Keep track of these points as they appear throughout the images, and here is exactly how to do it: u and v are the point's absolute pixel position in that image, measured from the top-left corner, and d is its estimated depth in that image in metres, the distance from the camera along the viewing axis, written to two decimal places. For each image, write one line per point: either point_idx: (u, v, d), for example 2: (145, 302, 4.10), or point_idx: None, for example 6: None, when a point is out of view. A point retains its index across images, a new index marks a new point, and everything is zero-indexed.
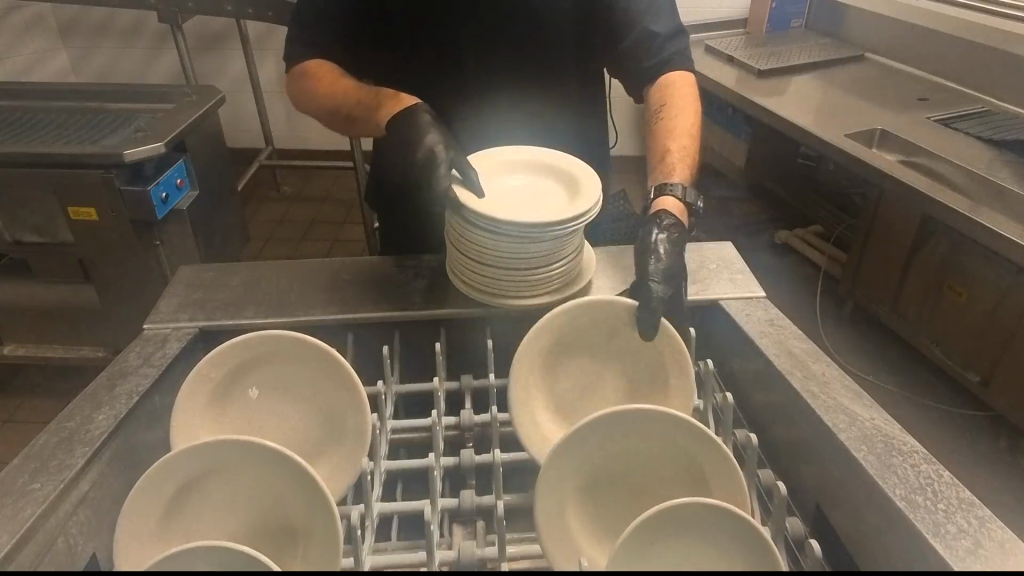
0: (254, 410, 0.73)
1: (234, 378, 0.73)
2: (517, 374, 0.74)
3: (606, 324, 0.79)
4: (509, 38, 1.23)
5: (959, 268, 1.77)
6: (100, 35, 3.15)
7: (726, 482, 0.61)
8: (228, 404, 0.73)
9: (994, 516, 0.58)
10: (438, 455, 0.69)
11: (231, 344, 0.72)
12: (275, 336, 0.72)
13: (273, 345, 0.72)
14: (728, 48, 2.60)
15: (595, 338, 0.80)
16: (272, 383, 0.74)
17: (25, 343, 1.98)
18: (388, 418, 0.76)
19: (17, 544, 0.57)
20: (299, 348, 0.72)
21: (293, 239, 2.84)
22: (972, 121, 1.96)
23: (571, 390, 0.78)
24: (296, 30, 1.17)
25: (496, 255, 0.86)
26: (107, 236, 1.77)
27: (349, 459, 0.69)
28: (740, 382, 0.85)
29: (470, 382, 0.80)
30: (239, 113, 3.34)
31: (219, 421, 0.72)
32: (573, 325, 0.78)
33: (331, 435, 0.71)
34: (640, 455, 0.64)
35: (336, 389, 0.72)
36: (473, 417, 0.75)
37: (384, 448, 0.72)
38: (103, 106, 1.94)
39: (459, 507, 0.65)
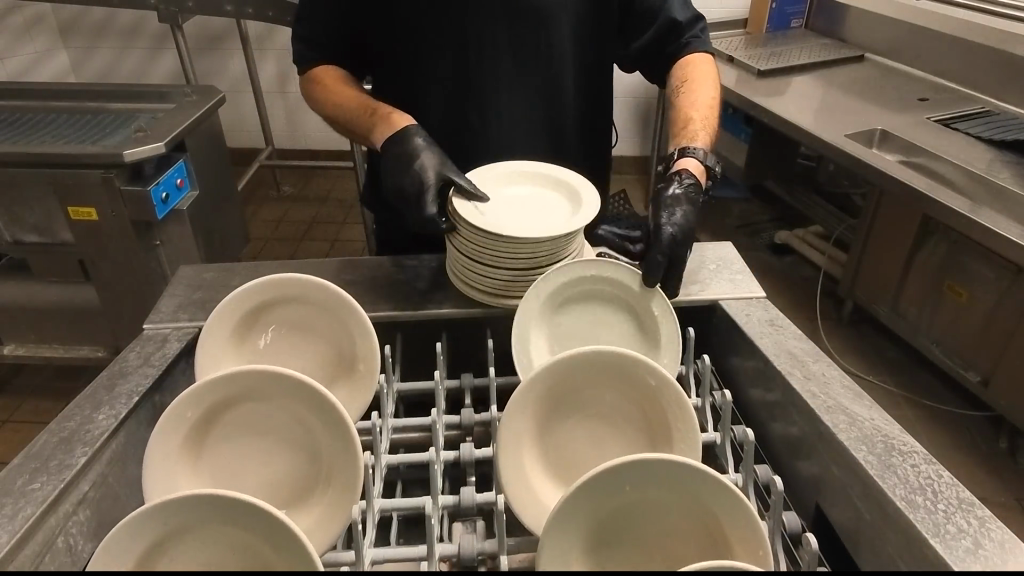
0: (227, 453, 0.67)
1: (211, 418, 0.66)
2: (512, 429, 0.67)
3: (617, 373, 0.70)
4: (518, 37, 1.14)
5: (960, 269, 1.77)
6: (100, 35, 3.15)
7: (749, 539, 0.55)
8: (210, 438, 0.67)
9: (993, 516, 0.58)
10: (435, 498, 0.65)
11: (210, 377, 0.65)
12: (260, 371, 0.64)
13: (253, 381, 0.65)
14: (728, 48, 2.61)
15: (601, 386, 0.70)
16: (248, 421, 0.67)
17: (25, 343, 1.98)
18: (382, 454, 0.71)
19: (16, 546, 0.57)
20: (283, 383, 0.65)
21: (294, 239, 2.84)
22: (971, 121, 1.96)
23: (573, 447, 0.70)
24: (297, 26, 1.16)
25: (501, 261, 0.86)
26: (106, 236, 1.76)
27: (337, 508, 0.63)
28: (741, 383, 0.85)
29: (472, 418, 0.76)
30: (239, 113, 3.35)
31: (197, 464, 0.66)
32: (581, 374, 0.70)
33: (316, 477, 0.66)
34: (656, 505, 0.57)
35: (320, 426, 0.65)
36: (473, 451, 0.71)
37: (377, 487, 0.68)
38: (105, 106, 1.95)
39: (460, 555, 0.61)
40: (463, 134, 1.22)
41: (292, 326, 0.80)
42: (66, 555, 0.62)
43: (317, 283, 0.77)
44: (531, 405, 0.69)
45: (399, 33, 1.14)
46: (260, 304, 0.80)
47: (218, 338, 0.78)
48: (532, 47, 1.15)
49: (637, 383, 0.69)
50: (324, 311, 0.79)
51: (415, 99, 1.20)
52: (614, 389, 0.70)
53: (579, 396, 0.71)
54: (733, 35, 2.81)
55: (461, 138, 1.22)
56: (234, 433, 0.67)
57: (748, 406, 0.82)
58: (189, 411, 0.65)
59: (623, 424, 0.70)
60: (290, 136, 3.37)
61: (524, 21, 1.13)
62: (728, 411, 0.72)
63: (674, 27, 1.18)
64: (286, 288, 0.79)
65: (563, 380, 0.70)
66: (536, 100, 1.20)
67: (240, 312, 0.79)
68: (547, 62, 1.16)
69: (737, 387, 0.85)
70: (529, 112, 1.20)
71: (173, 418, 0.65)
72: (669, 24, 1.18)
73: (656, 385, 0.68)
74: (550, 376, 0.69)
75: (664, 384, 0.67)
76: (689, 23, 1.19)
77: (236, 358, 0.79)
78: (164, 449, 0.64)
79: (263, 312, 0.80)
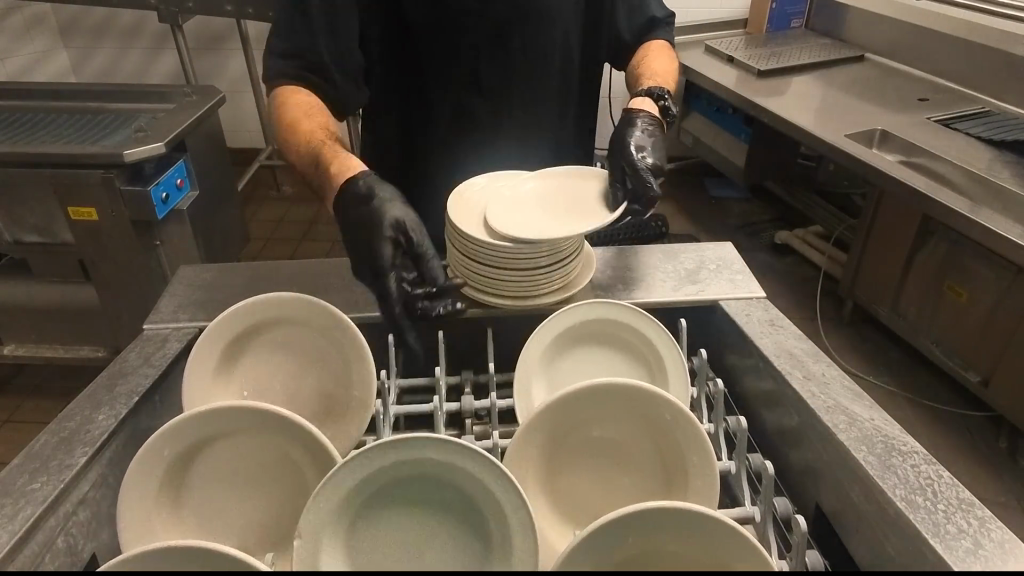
0: (204, 491, 0.65)
1: (189, 457, 0.64)
2: (517, 466, 0.66)
3: (633, 409, 0.68)
4: (523, 41, 1.15)
5: (960, 269, 1.76)
6: (100, 35, 3.16)
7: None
8: (188, 479, 0.64)
9: (993, 516, 0.58)
10: None
11: (189, 415, 0.62)
12: (247, 409, 0.62)
13: (238, 419, 0.63)
14: (728, 48, 2.61)
15: (613, 422, 0.69)
16: (229, 456, 0.65)
17: (25, 343, 1.98)
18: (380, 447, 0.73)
19: (17, 546, 0.57)
20: (270, 419, 0.63)
21: (294, 239, 2.84)
22: (971, 121, 1.96)
23: (579, 485, 0.69)
24: None
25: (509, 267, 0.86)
26: (106, 236, 1.76)
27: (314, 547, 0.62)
28: (740, 380, 0.85)
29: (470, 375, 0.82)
30: (239, 113, 3.35)
31: (178, 506, 0.64)
32: (591, 409, 0.68)
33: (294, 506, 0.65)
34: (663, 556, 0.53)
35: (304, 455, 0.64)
36: (473, 402, 0.78)
37: None
38: (105, 106, 1.95)
39: None
40: (473, 133, 1.22)
41: (275, 339, 0.79)
42: (66, 555, 0.62)
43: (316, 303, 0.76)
44: (541, 438, 0.68)
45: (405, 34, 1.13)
46: (251, 325, 0.78)
47: (204, 363, 0.75)
48: (540, 49, 1.16)
49: (651, 417, 0.67)
50: (321, 334, 0.77)
51: (416, 100, 1.20)
52: (625, 424, 0.68)
53: (590, 431, 0.69)
54: (733, 35, 2.81)
55: (460, 138, 1.23)
56: (221, 471, 0.65)
57: (748, 404, 0.83)
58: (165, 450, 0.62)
59: (636, 461, 0.68)
60: None
61: (532, 25, 1.14)
62: (743, 440, 0.70)
63: (651, 22, 1.25)
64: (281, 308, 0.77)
65: (574, 415, 0.68)
66: (539, 101, 1.21)
67: (229, 332, 0.77)
68: (553, 63, 1.19)
69: (738, 387, 0.85)
70: (539, 113, 1.22)
71: (149, 458, 0.62)
72: (649, 18, 1.24)
73: (672, 420, 0.65)
74: (560, 411, 0.68)
75: (683, 417, 0.64)
76: (664, 19, 1.26)
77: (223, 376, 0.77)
78: (138, 493, 0.61)
79: (250, 332, 0.79)
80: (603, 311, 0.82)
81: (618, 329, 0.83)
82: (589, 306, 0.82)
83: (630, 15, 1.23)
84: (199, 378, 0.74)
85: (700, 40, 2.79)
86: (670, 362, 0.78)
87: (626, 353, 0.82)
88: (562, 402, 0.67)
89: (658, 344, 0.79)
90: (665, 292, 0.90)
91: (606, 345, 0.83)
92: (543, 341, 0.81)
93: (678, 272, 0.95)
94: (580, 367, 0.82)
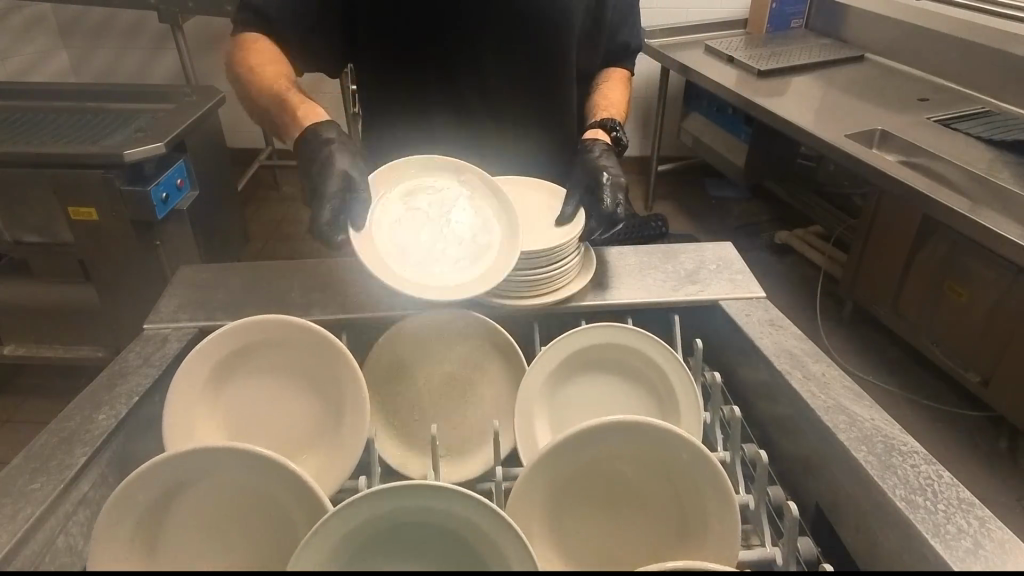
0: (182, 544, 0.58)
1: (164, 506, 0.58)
2: (518, 512, 0.62)
3: (644, 449, 0.63)
4: (524, 40, 1.17)
5: (959, 270, 1.76)
6: (101, 35, 3.16)
7: None
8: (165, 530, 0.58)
9: (993, 516, 0.58)
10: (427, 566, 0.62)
11: (179, 451, 0.57)
12: (242, 450, 0.57)
13: (212, 459, 0.58)
14: (728, 48, 2.62)
15: (623, 464, 0.64)
16: (206, 504, 0.60)
17: (25, 343, 1.97)
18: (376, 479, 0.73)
19: (16, 546, 0.57)
20: (259, 463, 0.58)
21: (294, 239, 2.85)
22: (971, 121, 1.96)
23: (588, 530, 0.63)
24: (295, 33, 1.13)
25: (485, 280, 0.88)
26: (107, 235, 1.76)
27: None
28: (737, 376, 0.85)
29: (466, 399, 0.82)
30: (239, 113, 3.35)
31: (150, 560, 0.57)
32: (598, 449, 0.63)
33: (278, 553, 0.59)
34: None
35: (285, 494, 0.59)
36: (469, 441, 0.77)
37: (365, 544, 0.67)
38: (105, 105, 1.94)
39: None
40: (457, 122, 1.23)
41: (261, 372, 0.77)
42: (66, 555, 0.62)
43: (319, 332, 0.74)
44: (547, 482, 0.64)
45: (402, 19, 1.11)
46: (243, 347, 0.76)
47: (188, 388, 0.72)
48: (530, 50, 1.18)
49: (660, 457, 0.63)
50: (320, 362, 0.76)
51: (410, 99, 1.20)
52: (636, 466, 0.64)
53: (598, 473, 0.64)
54: (734, 35, 2.81)
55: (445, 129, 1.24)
56: (198, 517, 0.59)
57: (746, 402, 0.83)
58: (142, 491, 0.57)
59: (649, 502, 0.63)
60: None
61: (525, 27, 1.16)
62: (762, 473, 0.65)
63: (622, 49, 1.26)
64: (279, 330, 0.76)
65: (581, 456, 0.63)
66: (536, 100, 1.23)
67: (217, 355, 0.74)
68: (542, 65, 1.20)
69: (738, 386, 0.85)
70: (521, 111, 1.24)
71: (126, 494, 0.56)
72: (623, 44, 1.25)
73: (688, 460, 0.61)
74: (566, 452, 0.63)
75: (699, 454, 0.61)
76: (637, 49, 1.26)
77: (206, 411, 0.74)
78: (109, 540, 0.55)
79: (232, 366, 0.76)
80: (612, 334, 0.80)
81: (625, 355, 0.81)
82: (588, 330, 0.80)
83: (612, 38, 1.25)
84: (182, 409, 0.71)
85: (700, 40, 2.80)
86: (681, 388, 0.76)
87: (636, 381, 0.80)
88: (566, 443, 0.63)
89: (669, 373, 0.78)
90: (664, 293, 0.90)
91: (615, 372, 0.81)
92: (544, 368, 0.78)
93: (678, 272, 0.95)
94: (586, 393, 0.81)
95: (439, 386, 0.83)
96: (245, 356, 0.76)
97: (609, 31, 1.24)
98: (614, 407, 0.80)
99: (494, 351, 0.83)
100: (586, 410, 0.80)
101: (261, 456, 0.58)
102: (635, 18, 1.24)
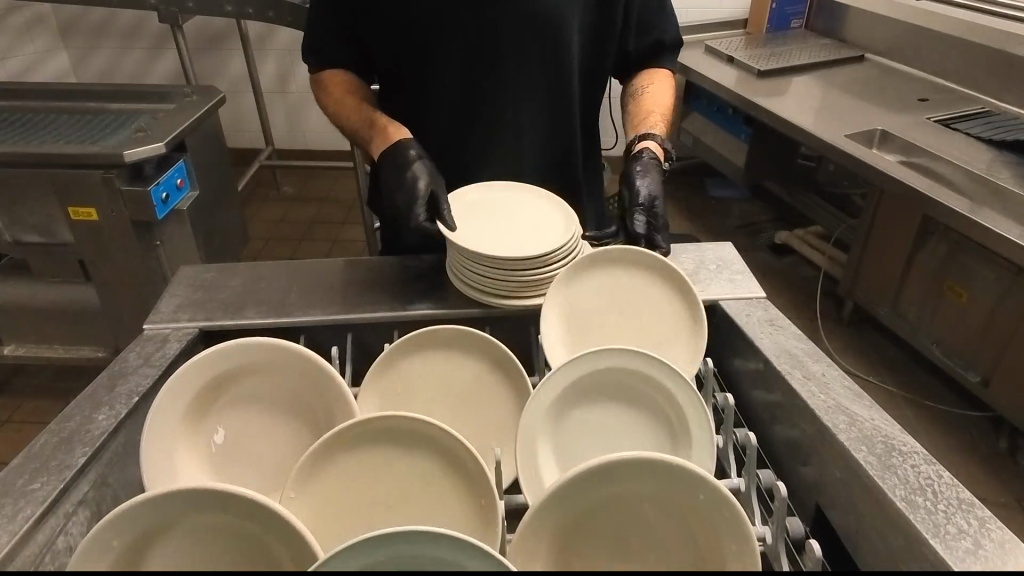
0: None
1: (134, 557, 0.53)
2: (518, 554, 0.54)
3: (664, 487, 0.55)
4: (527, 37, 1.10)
5: (961, 269, 1.76)
6: (101, 35, 3.16)
7: None
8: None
9: (993, 516, 0.58)
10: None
11: (164, 492, 0.53)
12: (226, 491, 0.53)
13: (174, 501, 0.53)
14: (728, 48, 2.62)
15: (643, 504, 0.55)
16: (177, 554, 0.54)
17: (25, 343, 1.98)
18: None
19: (17, 546, 0.57)
20: (246, 507, 0.53)
21: (294, 239, 2.85)
22: (971, 121, 1.96)
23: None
24: (309, 37, 1.16)
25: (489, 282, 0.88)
26: (107, 235, 1.76)
27: None
28: (738, 375, 0.85)
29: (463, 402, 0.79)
30: (239, 113, 3.36)
31: None
32: (614, 486, 0.55)
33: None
34: None
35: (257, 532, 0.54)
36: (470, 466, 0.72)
37: None
38: (105, 106, 1.95)
39: None
40: (470, 134, 1.18)
41: (243, 400, 0.74)
42: (66, 555, 0.62)
43: (305, 352, 0.72)
44: (557, 527, 0.55)
45: (409, 21, 1.09)
46: (233, 368, 0.73)
47: (168, 416, 0.69)
48: (544, 55, 1.12)
49: (682, 497, 0.55)
50: (316, 390, 0.72)
51: (417, 101, 1.17)
52: (656, 507, 0.55)
53: (619, 517, 0.55)
54: (734, 35, 2.82)
55: (456, 135, 1.19)
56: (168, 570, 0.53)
57: (745, 402, 0.83)
58: (118, 535, 0.53)
59: (668, 550, 0.55)
60: (290, 136, 3.38)
61: (539, 34, 1.10)
62: (782, 504, 0.62)
63: (656, 46, 1.20)
64: (267, 352, 0.73)
65: (598, 494, 0.55)
66: (542, 104, 1.17)
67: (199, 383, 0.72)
68: (553, 73, 1.13)
69: (738, 385, 0.85)
70: (539, 120, 1.18)
71: (102, 539, 0.52)
72: (656, 40, 1.19)
73: (706, 501, 0.54)
74: (581, 488, 0.54)
75: (719, 498, 0.53)
76: (675, 40, 1.21)
77: (188, 442, 0.71)
78: None
79: (213, 397, 0.73)
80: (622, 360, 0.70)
81: (633, 380, 0.71)
82: (595, 356, 0.70)
83: (641, 36, 1.19)
84: (160, 439, 0.68)
85: (699, 40, 2.80)
86: (690, 408, 0.67)
87: (644, 410, 0.71)
88: (581, 480, 0.54)
89: (677, 397, 0.69)
90: None
91: (621, 401, 0.71)
92: (549, 396, 0.69)
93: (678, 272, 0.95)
94: (589, 428, 0.71)
95: (439, 406, 0.77)
96: (222, 386, 0.73)
97: (635, 31, 1.18)
98: (623, 441, 0.70)
99: (496, 368, 0.78)
100: (592, 448, 0.69)
101: (249, 500, 0.53)
102: (667, 10, 1.18)
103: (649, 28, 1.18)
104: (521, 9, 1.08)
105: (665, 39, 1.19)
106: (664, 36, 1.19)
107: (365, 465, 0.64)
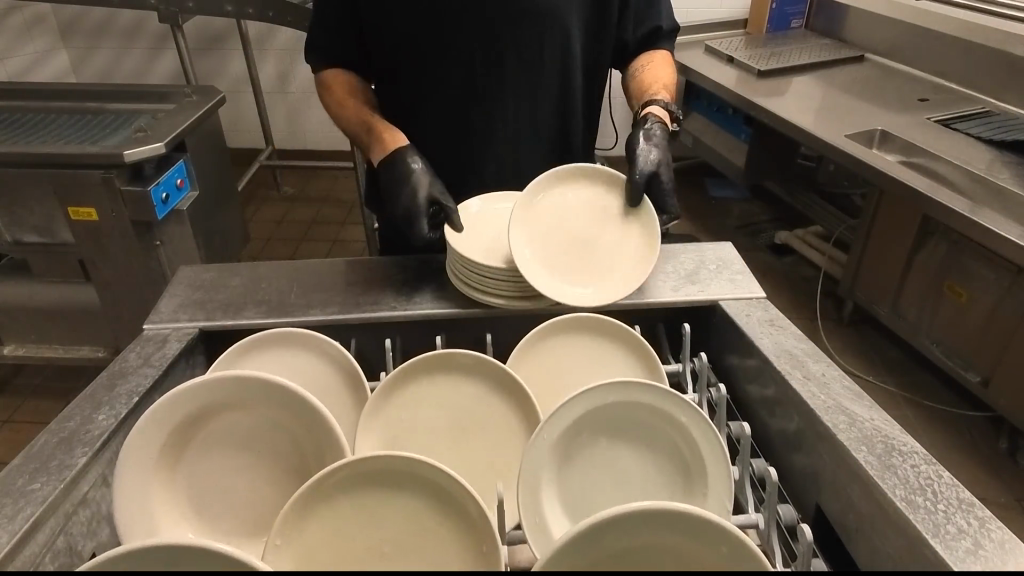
0: None
1: None
2: None
3: (679, 537, 0.52)
4: (520, 38, 1.10)
5: (961, 270, 1.76)
6: (101, 35, 3.16)
7: None
8: None
9: (993, 516, 0.58)
10: None
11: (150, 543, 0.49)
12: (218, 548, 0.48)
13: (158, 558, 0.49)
14: (729, 48, 2.62)
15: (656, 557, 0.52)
16: None
17: (25, 343, 1.98)
18: None
19: (16, 546, 0.57)
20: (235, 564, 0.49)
21: (294, 239, 2.85)
22: (970, 121, 1.96)
23: None
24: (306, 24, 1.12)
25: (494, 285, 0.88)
26: (106, 235, 1.76)
27: None
28: (737, 374, 0.85)
29: None
30: (240, 112, 3.36)
31: None
32: (628, 538, 0.51)
33: None
34: None
35: None
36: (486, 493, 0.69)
37: None
38: (106, 106, 1.95)
39: None
40: (465, 140, 1.18)
41: (226, 441, 0.69)
42: (66, 555, 0.62)
43: (290, 386, 0.67)
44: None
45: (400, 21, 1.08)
46: (209, 405, 0.68)
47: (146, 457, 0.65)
48: (536, 53, 1.11)
49: (700, 551, 0.52)
50: (307, 430, 0.68)
51: (411, 100, 1.16)
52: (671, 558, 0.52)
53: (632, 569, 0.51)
54: (734, 35, 2.82)
55: (451, 135, 1.18)
56: None
57: (746, 402, 0.83)
58: None
59: None
60: (290, 136, 3.38)
61: (531, 34, 1.10)
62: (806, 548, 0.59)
63: (653, 33, 1.19)
64: (253, 389, 0.68)
65: (608, 546, 0.51)
66: (537, 103, 1.16)
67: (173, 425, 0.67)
68: (546, 73, 1.13)
69: (737, 386, 0.85)
70: (534, 119, 1.17)
71: None
72: (652, 28, 1.18)
73: (724, 552, 0.51)
74: (591, 540, 0.50)
75: (742, 553, 0.51)
76: (669, 29, 1.19)
77: (168, 491, 0.67)
78: None
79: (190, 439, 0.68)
80: (633, 394, 0.69)
81: (638, 416, 0.70)
82: (600, 394, 0.69)
83: (635, 26, 1.19)
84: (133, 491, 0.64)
85: (699, 40, 2.80)
86: (705, 441, 0.67)
87: (653, 443, 0.70)
88: (594, 528, 0.50)
89: (691, 431, 0.68)
90: (665, 293, 0.90)
91: (628, 436, 0.70)
92: (555, 429, 0.67)
93: (678, 272, 0.95)
94: (590, 468, 0.69)
95: (441, 424, 0.76)
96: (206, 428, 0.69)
97: (636, 16, 1.18)
98: (628, 483, 0.69)
99: (496, 387, 0.77)
100: (593, 477, 0.69)
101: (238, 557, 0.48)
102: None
103: (643, 15, 1.18)
104: (509, 10, 1.08)
105: (659, 25, 1.18)
106: (658, 22, 1.18)
107: (361, 507, 0.61)
